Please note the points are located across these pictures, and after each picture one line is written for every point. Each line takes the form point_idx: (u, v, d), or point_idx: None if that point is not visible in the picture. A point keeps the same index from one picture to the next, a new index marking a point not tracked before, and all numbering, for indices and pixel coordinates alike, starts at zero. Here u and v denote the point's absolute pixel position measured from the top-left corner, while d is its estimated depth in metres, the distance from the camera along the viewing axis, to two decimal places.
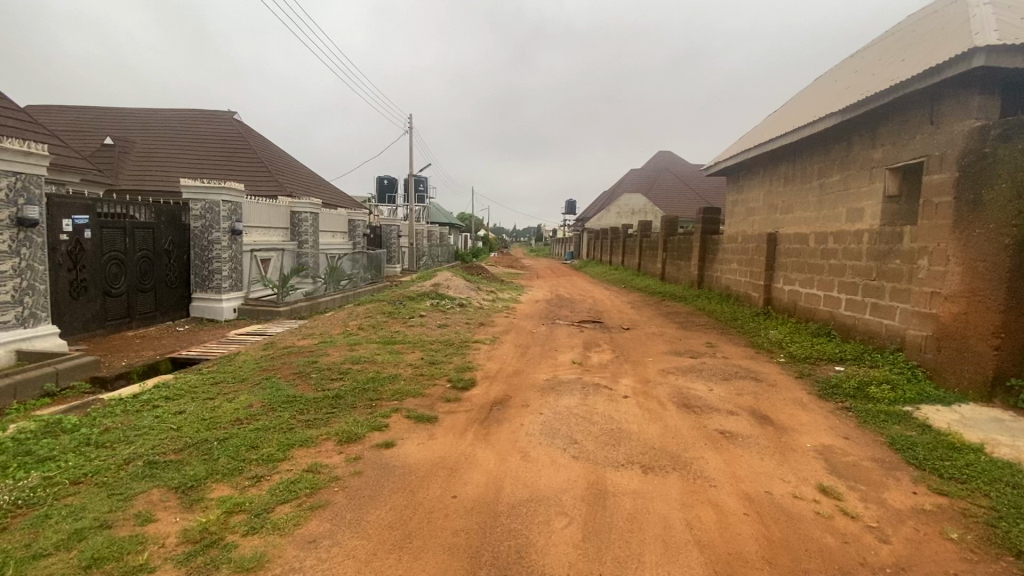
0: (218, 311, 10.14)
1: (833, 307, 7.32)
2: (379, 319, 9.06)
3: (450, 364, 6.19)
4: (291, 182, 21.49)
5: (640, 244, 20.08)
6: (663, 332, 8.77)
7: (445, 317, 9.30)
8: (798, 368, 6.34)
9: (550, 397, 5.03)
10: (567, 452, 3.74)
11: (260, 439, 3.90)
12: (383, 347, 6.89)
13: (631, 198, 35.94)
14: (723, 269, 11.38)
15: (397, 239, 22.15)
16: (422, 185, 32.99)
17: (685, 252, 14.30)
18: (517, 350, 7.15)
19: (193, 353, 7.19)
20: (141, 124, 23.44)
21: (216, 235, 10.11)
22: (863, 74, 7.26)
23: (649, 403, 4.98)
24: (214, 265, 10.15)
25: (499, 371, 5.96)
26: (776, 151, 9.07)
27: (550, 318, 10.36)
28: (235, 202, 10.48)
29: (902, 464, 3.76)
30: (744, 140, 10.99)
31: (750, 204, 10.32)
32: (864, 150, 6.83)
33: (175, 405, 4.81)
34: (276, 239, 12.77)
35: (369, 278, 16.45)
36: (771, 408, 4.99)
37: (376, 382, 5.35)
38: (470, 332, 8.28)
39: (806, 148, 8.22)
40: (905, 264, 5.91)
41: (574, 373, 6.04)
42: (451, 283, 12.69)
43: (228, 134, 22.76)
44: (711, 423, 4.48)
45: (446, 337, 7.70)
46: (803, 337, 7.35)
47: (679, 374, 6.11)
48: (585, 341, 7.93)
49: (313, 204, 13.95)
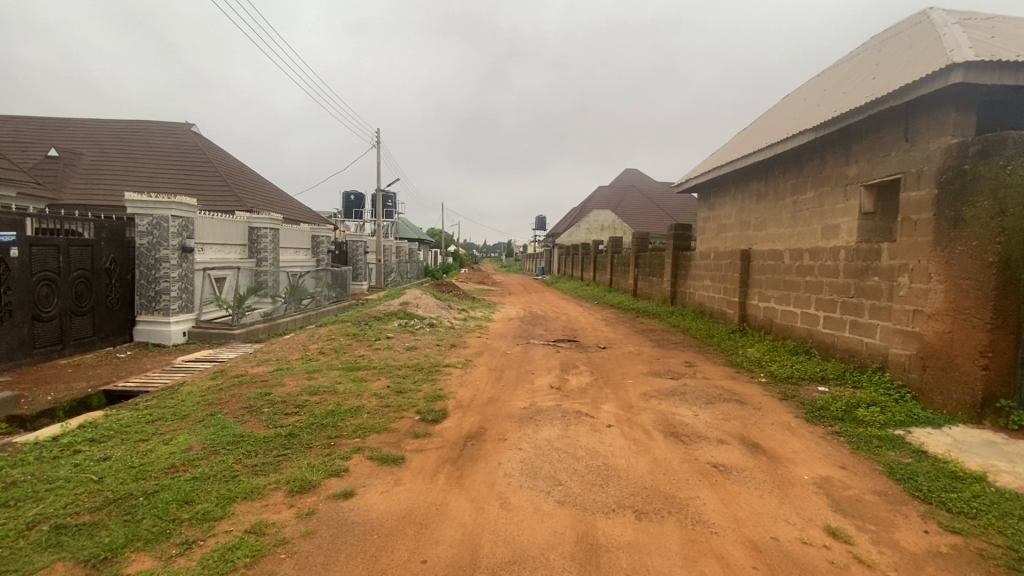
0: (165, 335, 9.33)
1: (811, 324, 7.23)
2: (342, 343, 8.50)
3: (419, 392, 5.72)
4: (251, 197, 20.63)
5: (611, 260, 20.06)
6: (641, 351, 8.50)
7: (413, 339, 8.79)
8: (782, 389, 6.15)
9: (528, 429, 4.64)
10: (551, 496, 3.34)
11: (197, 491, 3.35)
12: (346, 374, 6.37)
13: (600, 214, 36.13)
14: (696, 285, 11.31)
15: (364, 256, 21.48)
16: (389, 200, 32.30)
17: (657, 268, 14.23)
18: (491, 374, 6.72)
19: (131, 384, 6.46)
20: (90, 135, 22.22)
21: (164, 252, 9.34)
22: (834, 91, 7.29)
23: (634, 432, 4.64)
24: (161, 286, 9.37)
25: (472, 400, 5.53)
26: (748, 168, 9.06)
27: (524, 337, 10.01)
28: (187, 217, 9.77)
29: (907, 498, 3.53)
30: (714, 157, 11.03)
31: (722, 220, 10.29)
32: (837, 167, 6.82)
33: (100, 450, 4.18)
34: (231, 257, 12.02)
35: (333, 296, 15.76)
36: (761, 434, 4.73)
37: (336, 417, 4.84)
38: (441, 354, 7.80)
39: (778, 164, 8.22)
40: (884, 282, 5.84)
41: (553, 399, 5.66)
42: (420, 302, 12.20)
43: (186, 147, 21.82)
44: (702, 455, 4.17)
45: (414, 361, 7.23)
46: (783, 356, 7.20)
47: (662, 398, 5.82)
48: (562, 363, 7.57)
49: (274, 220, 13.28)
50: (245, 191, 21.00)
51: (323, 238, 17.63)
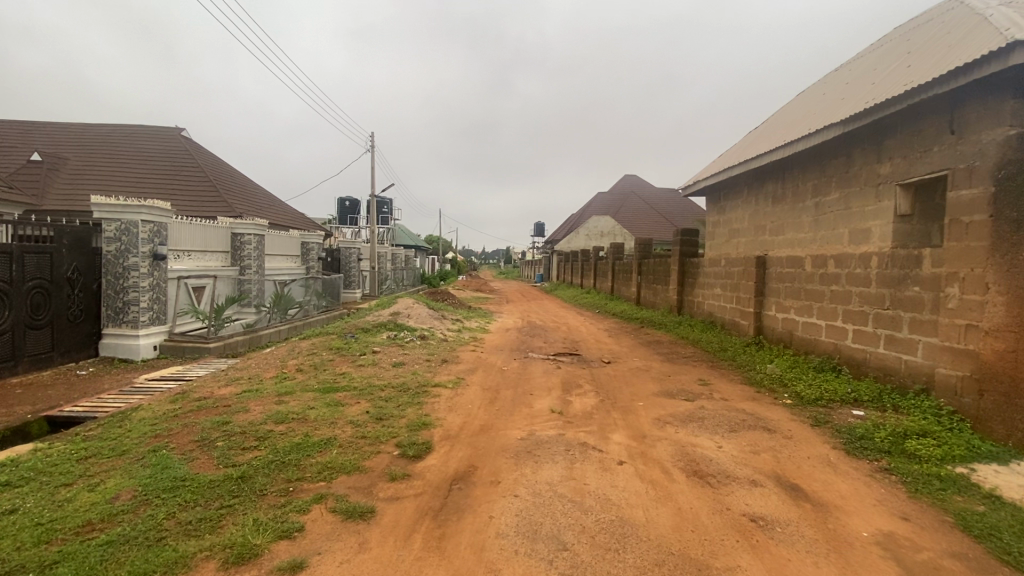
0: (133, 349, 8.62)
1: (838, 339, 6.54)
2: (324, 358, 7.80)
3: (401, 420, 5.01)
4: (240, 203, 19.98)
5: (613, 267, 19.42)
6: (649, 367, 7.80)
7: (402, 354, 8.07)
8: (812, 413, 5.46)
9: (526, 468, 3.94)
10: (554, 567, 2.66)
11: (105, 564, 2.66)
12: (321, 397, 5.67)
13: (600, 220, 35.51)
14: (705, 294, 10.64)
15: (357, 263, 20.78)
16: (385, 207, 31.67)
17: (661, 276, 13.56)
18: (485, 396, 6.01)
19: (79, 409, 5.73)
20: (75, 139, 21.58)
21: (132, 260, 8.65)
22: (860, 83, 6.69)
23: (651, 471, 3.95)
24: (130, 296, 8.68)
25: (462, 429, 4.83)
26: (762, 168, 8.42)
27: (521, 350, 9.30)
28: (160, 223, 9.10)
29: (994, 564, 2.85)
30: (722, 158, 10.41)
31: (733, 224, 9.64)
32: (867, 165, 6.18)
33: (9, 499, 3.46)
34: (211, 264, 11.33)
35: (322, 306, 15.04)
36: (798, 473, 4.03)
37: (301, 454, 4.14)
38: (430, 372, 7.09)
39: (796, 163, 7.58)
40: (928, 292, 5.18)
41: (554, 427, 4.97)
42: (412, 312, 11.50)
43: (175, 151, 21.24)
44: (734, 502, 3.48)
45: (400, 380, 6.53)
46: (807, 374, 6.51)
47: (678, 425, 5.12)
48: (564, 381, 6.87)
49: (258, 225, 12.58)
50: (235, 197, 20.36)
51: (313, 245, 16.94)
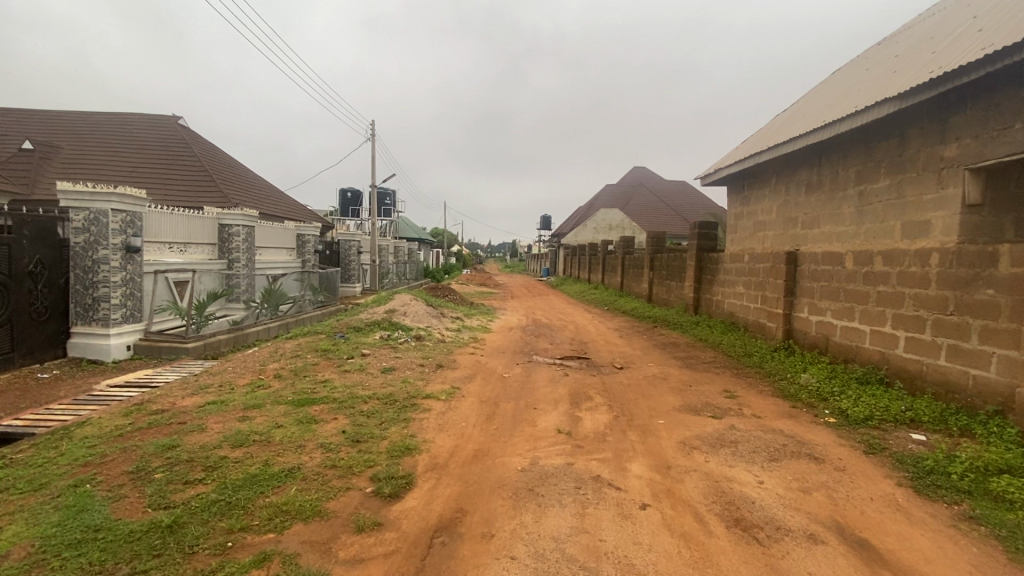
0: (103, 350, 7.95)
1: (886, 347, 5.72)
2: (307, 362, 7.10)
3: (382, 443, 4.28)
4: (237, 193, 19.32)
5: (622, 261, 18.62)
6: (667, 375, 7.00)
7: (392, 358, 7.32)
8: (864, 436, 4.67)
9: (526, 514, 3.18)
10: None
11: None
12: (294, 412, 4.95)
13: (608, 213, 34.62)
14: (725, 292, 9.82)
15: (357, 256, 20.10)
16: (388, 198, 30.92)
17: (675, 271, 12.75)
18: (482, 410, 5.26)
19: (21, 422, 5.05)
20: (70, 127, 20.96)
21: (102, 252, 7.94)
22: (917, 54, 5.83)
23: (683, 520, 3.18)
24: (99, 292, 7.98)
25: (452, 455, 4.09)
26: (795, 154, 7.57)
27: (525, 353, 8.55)
28: (133, 212, 8.38)
29: None
30: (746, 144, 9.53)
31: (758, 216, 8.78)
32: (926, 147, 5.33)
33: None
34: (195, 257, 10.63)
35: (318, 301, 14.36)
36: (865, 523, 3.24)
37: (254, 491, 3.40)
38: (422, 379, 6.33)
39: (835, 147, 6.73)
40: (1006, 296, 4.35)
41: (561, 454, 4.20)
42: (409, 309, 10.79)
43: (171, 140, 20.60)
44: (794, 568, 2.71)
45: (387, 390, 5.79)
46: (850, 387, 5.71)
47: (708, 451, 4.35)
48: (572, 391, 6.10)
49: (248, 216, 11.85)
50: (232, 187, 19.70)
51: (309, 237, 16.22)
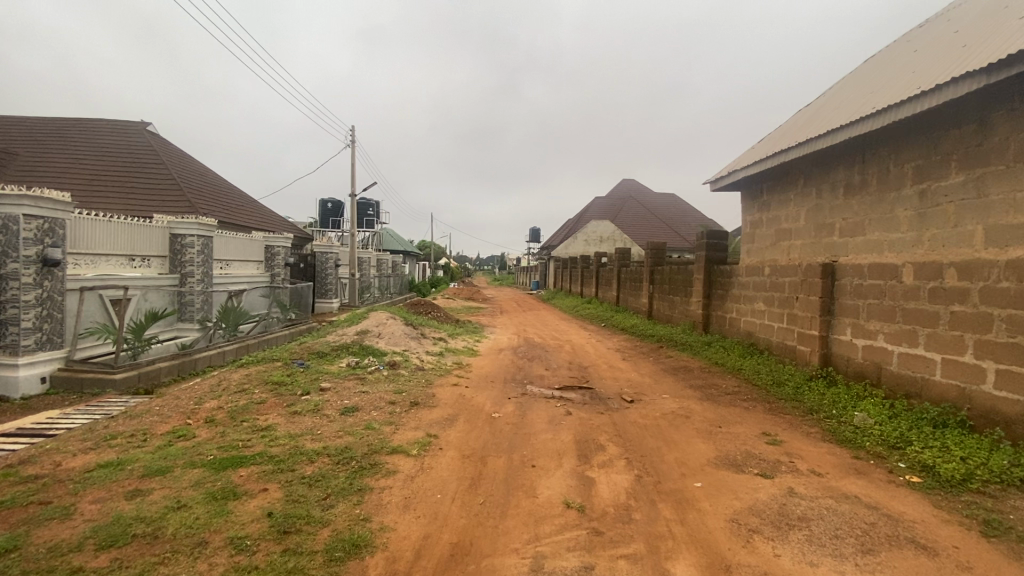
0: (9, 384, 6.57)
1: (967, 381, 4.62)
2: (252, 400, 5.81)
3: (320, 536, 3.02)
4: (205, 202, 17.95)
5: (618, 275, 17.52)
6: (689, 412, 5.82)
7: (357, 394, 6.04)
8: (973, 507, 3.51)
9: None
10: None
11: None
12: (210, 481, 3.66)
13: (599, 225, 33.66)
14: (743, 310, 8.72)
15: (335, 270, 18.81)
16: (370, 209, 29.61)
17: (680, 286, 11.67)
18: (464, 472, 4.01)
19: None
20: (26, 131, 19.46)
21: (10, 266, 6.59)
22: (995, 27, 4.85)
23: None
24: (6, 313, 6.62)
25: (418, 557, 2.84)
26: (829, 151, 6.55)
27: (517, 382, 7.33)
28: (53, 218, 7.00)
29: None
30: (763, 143, 8.50)
31: (781, 223, 7.73)
32: (1018, 134, 4.29)
33: None
34: (139, 271, 9.27)
35: (287, 319, 13.01)
36: None
37: None
38: (390, 423, 5.08)
39: (886, 139, 5.69)
40: None
41: (574, 549, 2.97)
42: (384, 329, 9.54)
43: (138, 146, 19.26)
44: None
45: (343, 442, 4.53)
46: (926, 432, 4.58)
47: (775, 537, 3.16)
48: (578, 437, 4.88)
49: (205, 225, 10.50)
50: (200, 195, 18.33)
51: (279, 249, 14.88)
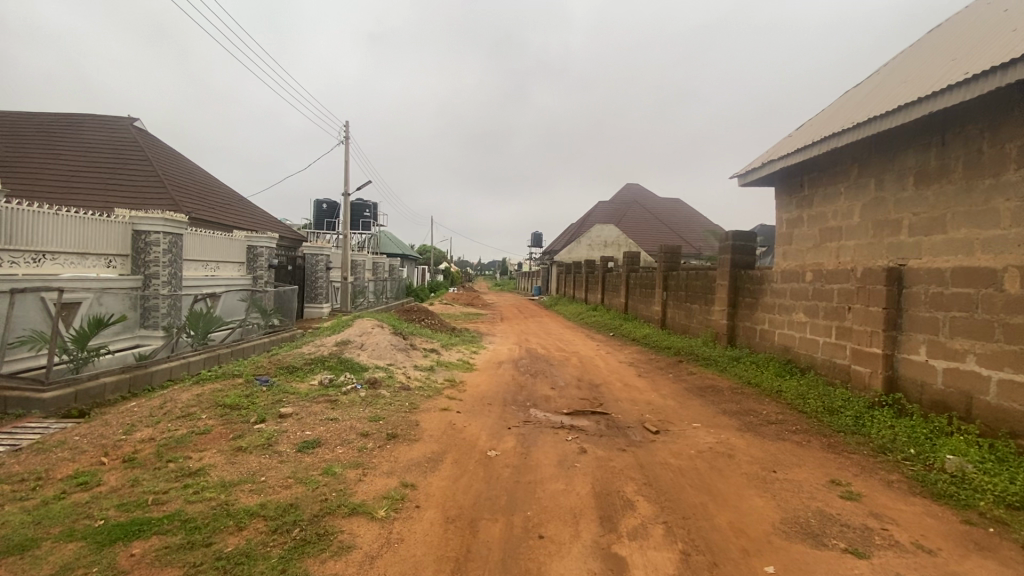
0: None
1: None
2: (192, 429, 4.72)
3: None
4: (188, 199, 16.92)
5: (626, 281, 16.42)
6: (732, 449, 4.71)
7: (322, 422, 4.93)
8: None
9: None
10: None
11: None
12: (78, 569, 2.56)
13: (603, 229, 32.59)
14: (778, 321, 7.62)
15: (325, 274, 17.78)
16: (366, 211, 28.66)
17: (699, 293, 10.55)
18: (445, 549, 2.89)
19: None
20: (6, 124, 18.50)
21: None
22: None
23: None
24: None
25: None
26: (894, 133, 5.47)
27: (519, 404, 6.22)
28: None
29: None
30: (802, 131, 7.42)
31: (828, 221, 6.63)
32: None
33: None
34: (90, 272, 8.17)
35: (268, 327, 11.91)
36: None
37: None
38: (357, 467, 3.97)
39: (977, 114, 4.60)
40: None
41: None
42: (369, 340, 8.45)
43: (122, 140, 18.28)
44: None
45: (288, 496, 3.43)
46: None
47: None
48: (598, 488, 3.77)
49: (174, 221, 9.31)
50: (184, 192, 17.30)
51: (262, 250, 13.80)
